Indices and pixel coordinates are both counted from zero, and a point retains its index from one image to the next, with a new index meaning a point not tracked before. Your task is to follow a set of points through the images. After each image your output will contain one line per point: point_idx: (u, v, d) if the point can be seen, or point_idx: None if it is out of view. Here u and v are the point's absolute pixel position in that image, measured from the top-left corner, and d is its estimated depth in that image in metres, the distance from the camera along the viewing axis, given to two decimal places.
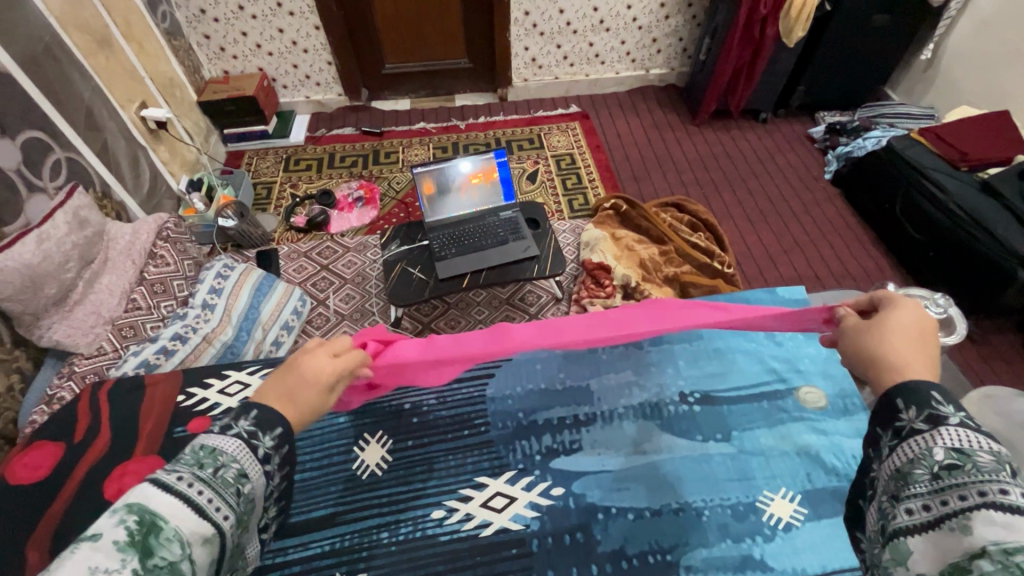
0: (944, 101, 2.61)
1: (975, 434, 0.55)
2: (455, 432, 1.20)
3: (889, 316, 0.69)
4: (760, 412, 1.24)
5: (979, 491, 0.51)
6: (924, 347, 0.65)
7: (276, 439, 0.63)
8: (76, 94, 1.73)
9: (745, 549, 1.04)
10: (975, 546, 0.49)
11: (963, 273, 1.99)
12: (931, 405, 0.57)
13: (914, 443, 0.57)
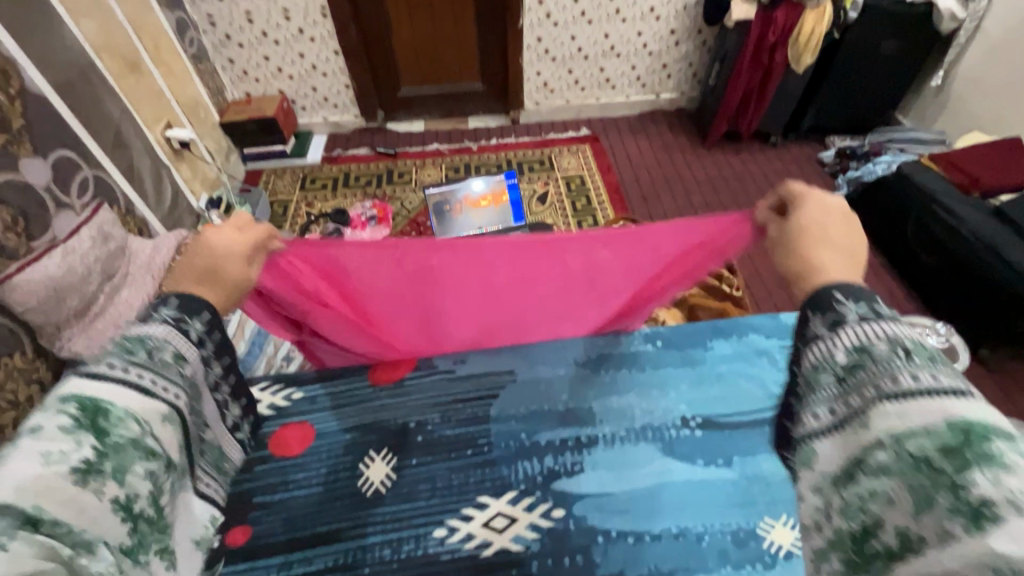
0: (955, 126, 2.62)
1: (877, 326, 0.52)
2: (448, 450, 0.86)
3: (813, 217, 0.67)
4: None
5: (877, 385, 0.49)
6: (846, 242, 0.64)
7: (204, 323, 0.68)
8: (107, 115, 1.82)
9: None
10: (872, 440, 0.47)
11: (977, 299, 1.97)
12: (835, 307, 0.55)
13: (819, 349, 0.55)
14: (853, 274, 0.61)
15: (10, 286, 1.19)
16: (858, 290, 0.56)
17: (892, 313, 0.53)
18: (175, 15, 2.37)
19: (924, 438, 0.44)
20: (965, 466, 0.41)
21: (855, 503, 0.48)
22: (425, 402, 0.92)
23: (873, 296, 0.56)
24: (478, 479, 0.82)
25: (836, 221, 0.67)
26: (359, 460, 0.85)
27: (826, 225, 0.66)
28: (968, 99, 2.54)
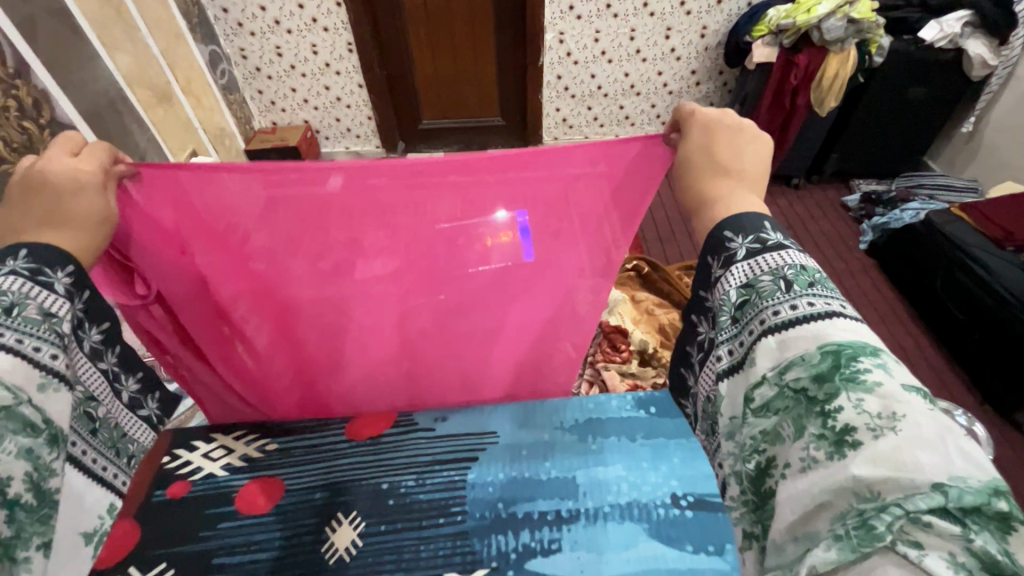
0: (988, 174, 2.53)
1: (761, 259, 0.56)
2: (419, 516, 0.74)
3: (696, 143, 0.67)
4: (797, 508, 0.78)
5: (762, 318, 0.53)
6: (734, 154, 0.65)
7: (71, 276, 0.60)
8: (132, 143, 1.89)
9: None
10: (757, 377, 0.52)
11: (1012, 359, 1.85)
12: (728, 245, 0.59)
13: (719, 289, 0.59)
14: (745, 194, 0.63)
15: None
16: (747, 222, 0.59)
17: (776, 240, 0.57)
18: (208, 48, 2.48)
19: (802, 369, 0.48)
20: (834, 393, 0.45)
21: (750, 441, 0.53)
22: (401, 459, 0.80)
23: (762, 222, 0.59)
24: (446, 554, 0.71)
25: (726, 134, 0.66)
26: (326, 522, 0.74)
27: (714, 143, 0.66)
28: (1001, 148, 2.45)
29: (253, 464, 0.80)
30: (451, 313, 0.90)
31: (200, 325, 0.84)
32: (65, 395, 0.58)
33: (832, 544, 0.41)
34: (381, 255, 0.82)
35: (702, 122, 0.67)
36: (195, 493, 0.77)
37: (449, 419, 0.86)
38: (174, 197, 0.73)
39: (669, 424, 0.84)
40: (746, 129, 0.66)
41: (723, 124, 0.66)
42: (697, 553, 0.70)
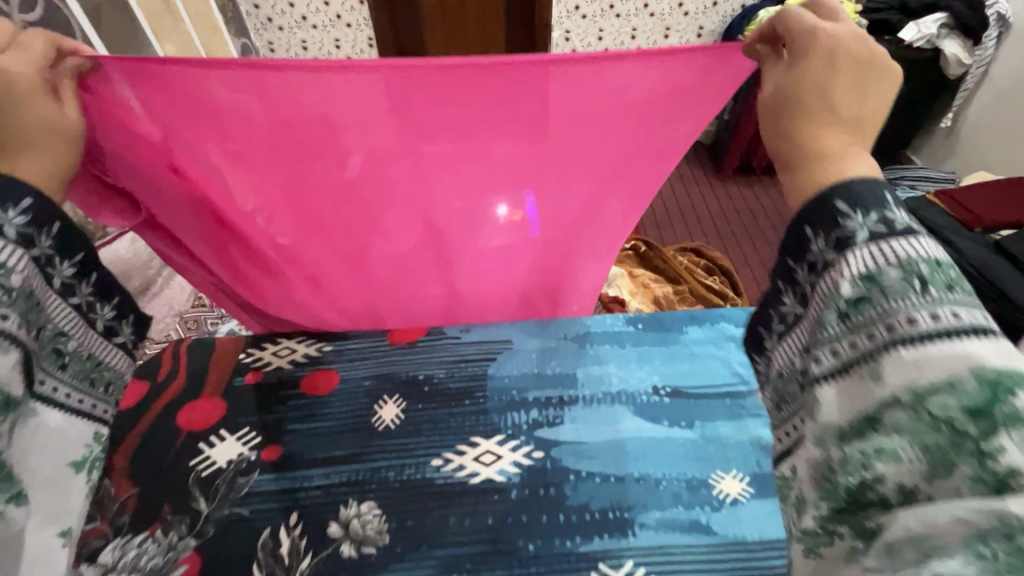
0: (965, 166, 2.69)
1: (890, 246, 0.42)
2: (449, 399, 0.92)
3: (809, 79, 0.51)
4: (732, 396, 0.92)
5: (889, 322, 0.40)
6: (854, 101, 0.50)
7: (26, 214, 0.53)
8: None
9: (695, 517, 0.78)
10: (883, 395, 0.40)
11: None
12: (841, 218, 0.44)
13: (825, 276, 0.45)
14: (861, 152, 0.49)
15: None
16: (866, 193, 0.44)
17: (906, 221, 0.43)
18: (240, 41, 2.66)
19: (952, 398, 0.36)
20: (993, 429, 0.35)
21: (852, 456, 0.41)
22: (433, 358, 0.99)
23: (884, 195, 0.44)
24: (472, 423, 0.89)
25: (850, 71, 0.50)
26: (374, 402, 0.92)
27: (831, 83, 0.50)
28: (976, 142, 2.63)
29: (313, 361, 0.99)
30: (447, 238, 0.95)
31: (193, 227, 0.87)
32: (14, 357, 0.51)
33: (968, 558, 0.32)
34: (385, 184, 0.84)
35: (825, 51, 0.51)
36: (267, 381, 0.95)
37: (471, 331, 1.04)
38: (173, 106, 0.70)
39: (653, 336, 1.02)
40: (879, 65, 0.50)
41: (854, 56, 0.50)
42: (672, 425, 0.88)
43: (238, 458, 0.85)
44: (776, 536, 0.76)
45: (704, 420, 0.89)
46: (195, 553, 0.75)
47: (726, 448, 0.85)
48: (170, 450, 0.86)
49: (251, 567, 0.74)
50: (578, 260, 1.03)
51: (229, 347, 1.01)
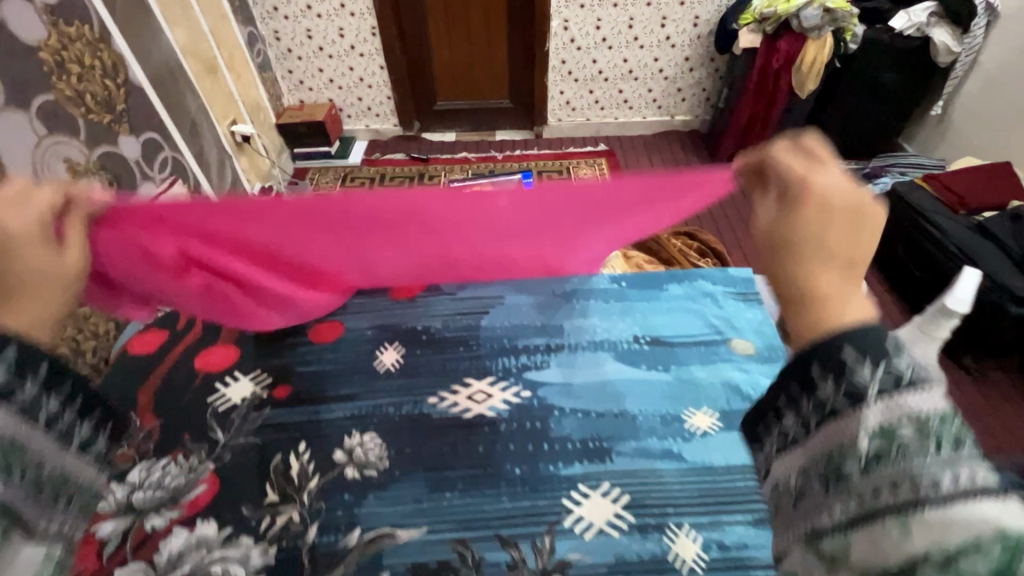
0: (955, 153, 2.75)
1: (904, 397, 0.36)
2: (445, 345, 1.00)
3: (803, 222, 0.46)
4: (706, 344, 0.99)
5: (910, 479, 0.34)
6: (851, 248, 0.44)
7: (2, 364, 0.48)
8: (185, 109, 2.06)
9: (668, 445, 0.85)
10: (906, 556, 0.33)
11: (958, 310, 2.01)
12: (846, 360, 0.39)
13: (832, 417, 0.39)
14: (853, 299, 0.43)
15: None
16: (875, 338, 0.38)
17: (916, 373, 0.37)
18: (247, 30, 2.73)
19: (981, 561, 0.30)
20: None
21: None
22: (430, 311, 1.07)
23: (890, 337, 0.39)
24: (466, 366, 0.97)
25: (845, 215, 0.45)
26: (376, 349, 1.00)
27: (827, 228, 0.45)
28: (965, 129, 2.68)
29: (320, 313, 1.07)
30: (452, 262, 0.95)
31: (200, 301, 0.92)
32: None
33: None
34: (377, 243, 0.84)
35: (817, 196, 0.47)
36: (278, 330, 1.03)
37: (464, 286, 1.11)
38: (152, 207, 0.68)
39: (634, 293, 1.09)
40: (874, 212, 0.45)
41: (847, 203, 0.46)
42: (650, 369, 0.95)
43: (250, 396, 0.93)
44: (741, 462, 0.83)
45: (679, 364, 0.96)
46: (212, 475, 0.83)
47: (699, 388, 0.92)
48: (189, 389, 0.94)
49: (264, 486, 0.81)
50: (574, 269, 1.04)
51: None
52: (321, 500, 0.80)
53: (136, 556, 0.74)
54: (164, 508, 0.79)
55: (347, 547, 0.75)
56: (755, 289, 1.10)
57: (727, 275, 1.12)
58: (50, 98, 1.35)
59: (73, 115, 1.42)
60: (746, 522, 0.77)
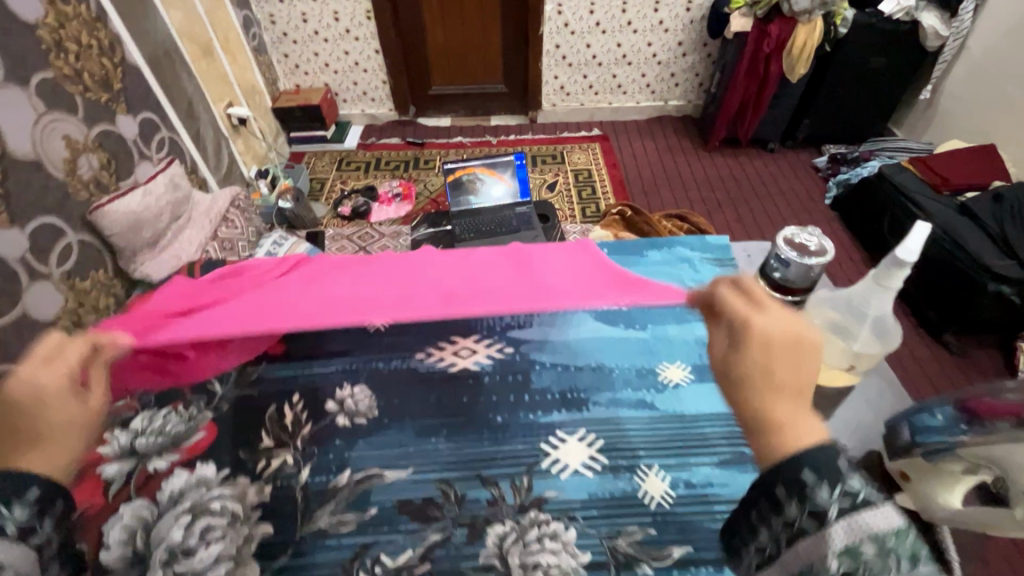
0: (943, 137, 2.78)
1: (863, 518, 0.41)
2: None
3: (747, 356, 0.51)
4: (681, 305, 1.04)
5: None
6: (795, 378, 0.49)
7: (32, 506, 0.51)
8: (182, 91, 2.08)
9: (642, 396, 0.90)
10: None
11: (940, 288, 2.04)
12: (805, 488, 0.43)
13: (802, 542, 0.42)
14: (805, 422, 0.47)
15: (103, 213, 1.45)
16: (830, 462, 0.43)
17: (866, 497, 0.41)
18: (242, 13, 2.75)
19: None
20: None
21: None
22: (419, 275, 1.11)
23: (843, 463, 0.43)
24: (452, 325, 1.02)
25: (783, 349, 0.50)
26: None
27: (768, 360, 0.50)
28: (953, 112, 2.71)
29: None
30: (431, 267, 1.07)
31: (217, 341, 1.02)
32: None
33: None
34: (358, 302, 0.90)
35: (757, 333, 0.52)
36: None
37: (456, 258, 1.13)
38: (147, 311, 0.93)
39: (615, 259, 1.14)
40: (811, 342, 0.50)
41: (786, 337, 0.51)
42: (628, 328, 1.00)
43: None
44: (710, 410, 0.88)
45: (655, 323, 1.01)
46: (211, 423, 0.88)
47: (673, 345, 0.97)
48: None
49: (260, 432, 0.87)
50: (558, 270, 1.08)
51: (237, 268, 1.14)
52: (313, 445, 0.85)
53: (140, 494, 0.80)
54: (167, 452, 0.85)
55: (337, 486, 0.80)
56: (732, 256, 1.15)
57: (704, 242, 1.16)
58: (49, 75, 1.39)
59: (71, 92, 1.45)
60: (713, 464, 0.82)
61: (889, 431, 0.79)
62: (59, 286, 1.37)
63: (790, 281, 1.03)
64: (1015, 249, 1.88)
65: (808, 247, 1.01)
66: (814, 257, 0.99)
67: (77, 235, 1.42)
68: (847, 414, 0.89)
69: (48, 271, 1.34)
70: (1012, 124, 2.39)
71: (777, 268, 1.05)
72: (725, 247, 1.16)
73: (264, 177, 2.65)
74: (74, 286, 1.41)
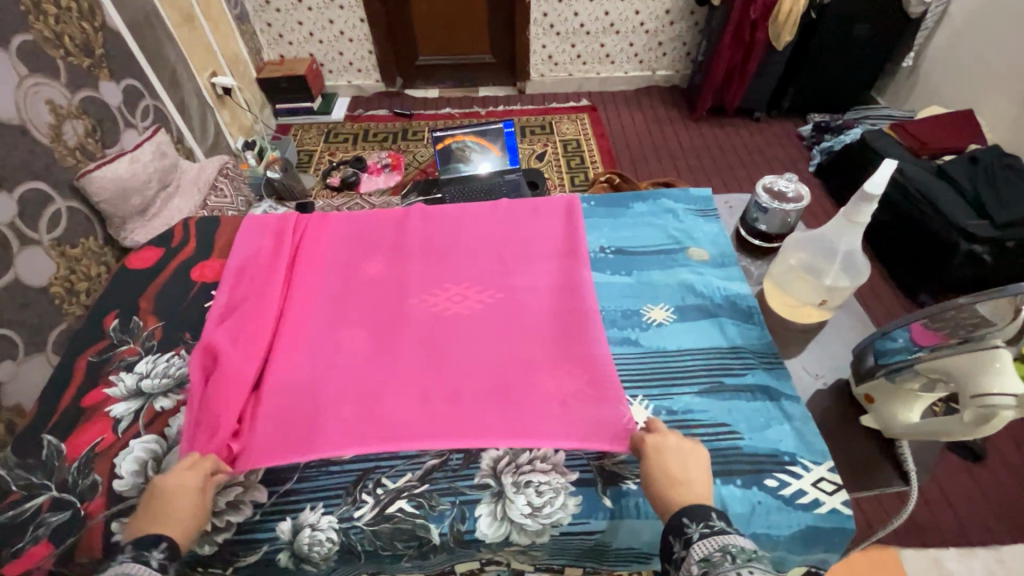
0: (923, 105, 2.82)
1: (714, 537, 0.58)
2: (435, 263, 1.06)
3: (649, 462, 0.69)
4: (666, 253, 1.08)
5: None
6: (686, 473, 0.67)
7: (167, 550, 0.59)
8: (164, 58, 2.05)
9: (627, 334, 0.95)
10: None
11: (918, 250, 2.10)
12: (686, 530, 0.60)
13: (682, 569, 0.58)
14: (697, 498, 0.64)
15: (90, 179, 1.43)
16: (690, 508, 0.62)
17: (722, 525, 0.59)
18: None
19: None
20: None
21: None
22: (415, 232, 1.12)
23: (710, 510, 0.62)
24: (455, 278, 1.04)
25: (672, 451, 0.70)
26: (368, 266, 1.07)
27: (663, 460, 0.69)
28: (933, 80, 2.75)
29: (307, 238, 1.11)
30: (425, 231, 1.13)
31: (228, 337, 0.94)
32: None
33: None
34: (411, 339, 0.93)
35: (654, 444, 0.71)
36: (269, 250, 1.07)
37: (448, 223, 1.14)
38: (216, 394, 0.83)
39: (601, 211, 1.17)
40: (693, 447, 0.70)
41: (677, 444, 0.71)
42: (614, 274, 1.05)
43: None
44: (692, 346, 0.92)
45: (640, 270, 1.05)
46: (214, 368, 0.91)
47: (658, 288, 1.02)
48: (186, 297, 1.02)
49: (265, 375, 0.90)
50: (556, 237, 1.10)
51: (232, 223, 1.16)
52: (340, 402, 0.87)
53: (149, 430, 0.83)
54: (171, 392, 0.88)
55: None
56: (715, 207, 1.18)
57: (688, 194, 1.19)
58: (28, 38, 1.36)
59: (52, 57, 1.43)
60: (694, 391, 0.87)
61: (857, 358, 0.85)
62: (50, 253, 1.35)
63: (770, 230, 1.08)
64: (988, 210, 1.94)
65: (786, 195, 1.05)
66: (791, 203, 1.03)
67: (65, 201, 1.41)
68: (825, 348, 0.94)
69: (38, 237, 1.32)
70: (990, 90, 2.43)
71: (759, 218, 1.09)
72: (708, 198, 1.19)
73: (251, 149, 2.63)
74: (64, 254, 1.39)
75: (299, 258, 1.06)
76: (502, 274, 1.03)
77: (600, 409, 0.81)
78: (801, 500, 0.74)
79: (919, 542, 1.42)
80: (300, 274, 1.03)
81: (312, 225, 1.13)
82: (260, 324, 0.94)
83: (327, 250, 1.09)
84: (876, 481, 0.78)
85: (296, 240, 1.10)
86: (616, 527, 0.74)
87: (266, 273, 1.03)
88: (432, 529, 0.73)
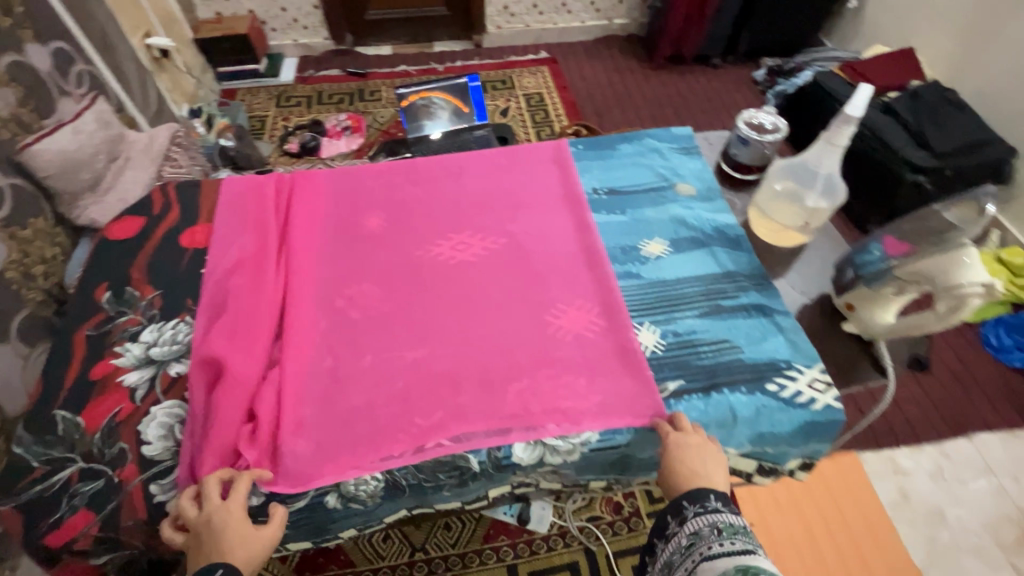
0: (868, 45, 2.93)
1: (706, 514, 0.67)
2: (436, 228, 1.05)
3: (670, 454, 0.74)
4: (655, 191, 1.12)
5: (705, 547, 0.63)
6: (704, 467, 0.72)
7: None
8: (93, 18, 1.86)
9: (630, 268, 0.99)
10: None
11: (866, 184, 2.24)
12: (683, 510, 0.69)
13: (674, 541, 0.68)
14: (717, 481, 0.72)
15: (33, 153, 1.32)
16: (692, 489, 0.70)
17: (717, 505, 0.67)
18: None
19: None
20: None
21: None
22: (408, 197, 1.10)
23: (709, 491, 0.69)
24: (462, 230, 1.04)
25: (692, 449, 0.74)
26: (367, 234, 1.04)
27: (681, 454, 0.74)
28: (876, 19, 2.85)
29: (297, 203, 1.07)
30: (419, 204, 1.09)
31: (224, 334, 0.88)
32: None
33: None
34: (426, 318, 0.92)
35: (674, 438, 0.76)
36: (258, 213, 1.05)
37: (440, 184, 1.12)
38: (225, 404, 0.79)
39: (590, 154, 1.19)
40: (707, 444, 0.75)
41: (693, 441, 0.75)
42: (609, 214, 1.08)
43: None
44: (689, 274, 0.98)
45: (633, 208, 1.09)
46: None
47: (652, 224, 1.06)
48: (180, 264, 0.99)
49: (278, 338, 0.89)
50: (552, 188, 1.12)
51: (213, 186, 1.11)
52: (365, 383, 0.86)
53: (168, 395, 0.83)
54: (184, 357, 0.87)
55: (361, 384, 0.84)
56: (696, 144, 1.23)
57: (672, 134, 1.23)
58: None
59: None
60: (696, 315, 0.93)
61: (837, 273, 0.93)
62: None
63: (749, 162, 1.16)
64: (929, 142, 2.09)
65: (764, 127, 1.11)
66: (770, 136, 1.10)
67: (7, 178, 1.30)
68: (807, 267, 1.02)
69: None
70: (928, 26, 2.55)
71: (735, 148, 1.16)
72: (689, 135, 1.23)
73: (198, 117, 2.46)
74: (14, 235, 1.29)
75: (288, 244, 1.00)
76: (508, 246, 1.02)
77: (630, 381, 0.84)
78: (799, 399, 0.83)
79: (878, 445, 1.58)
80: (294, 263, 0.97)
81: (295, 204, 1.07)
82: (262, 322, 0.88)
83: (317, 225, 1.04)
84: (859, 376, 0.88)
85: (280, 219, 1.05)
86: (637, 439, 0.81)
87: (255, 266, 0.96)
88: (470, 458, 0.78)
